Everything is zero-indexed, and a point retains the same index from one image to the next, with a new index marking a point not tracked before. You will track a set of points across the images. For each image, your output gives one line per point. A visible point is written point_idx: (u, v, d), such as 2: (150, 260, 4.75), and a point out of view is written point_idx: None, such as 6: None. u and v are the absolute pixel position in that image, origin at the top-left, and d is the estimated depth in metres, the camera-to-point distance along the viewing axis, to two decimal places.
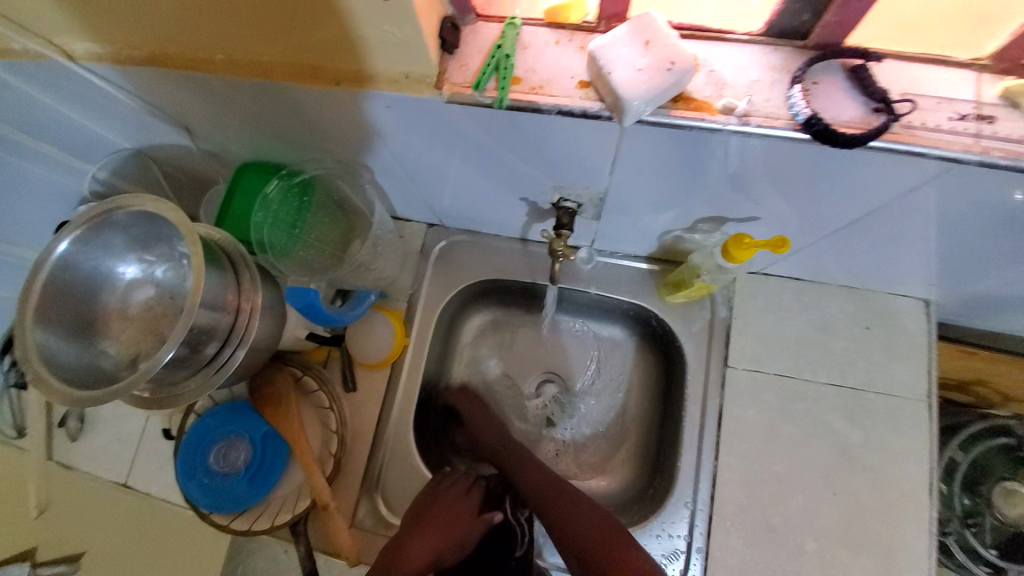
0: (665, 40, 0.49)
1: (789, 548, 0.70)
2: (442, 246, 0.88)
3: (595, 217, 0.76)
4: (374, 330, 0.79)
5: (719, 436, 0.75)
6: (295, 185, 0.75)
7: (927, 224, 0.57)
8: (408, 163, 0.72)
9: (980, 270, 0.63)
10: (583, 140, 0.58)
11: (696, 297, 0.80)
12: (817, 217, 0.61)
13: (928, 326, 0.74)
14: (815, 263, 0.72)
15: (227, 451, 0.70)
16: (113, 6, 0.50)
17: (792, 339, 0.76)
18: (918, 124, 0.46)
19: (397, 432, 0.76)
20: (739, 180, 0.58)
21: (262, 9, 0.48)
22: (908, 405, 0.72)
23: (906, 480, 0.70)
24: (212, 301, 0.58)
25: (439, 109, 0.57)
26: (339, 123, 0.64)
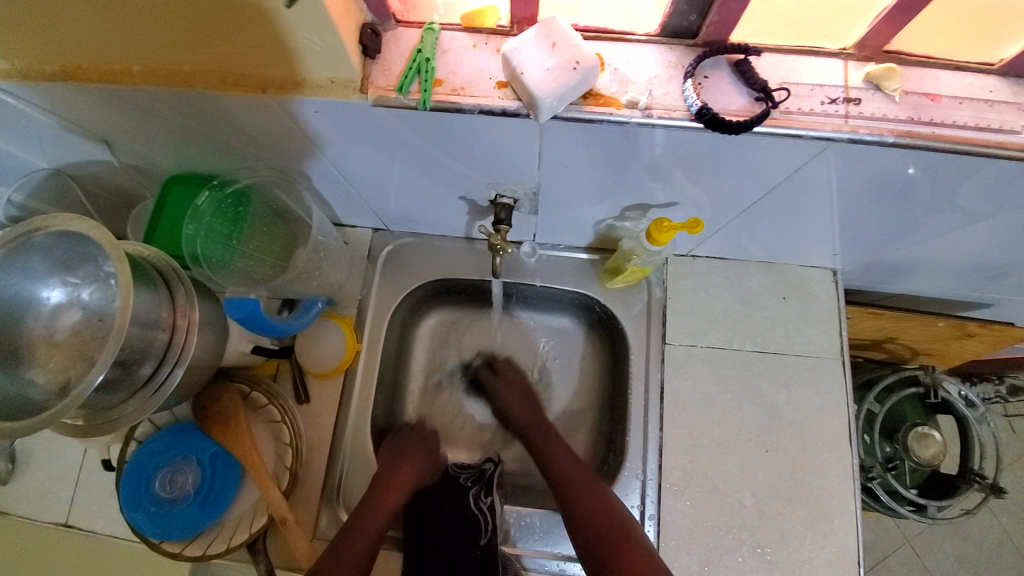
0: (567, 41, 0.42)
1: (729, 505, 0.72)
2: (389, 250, 0.86)
3: (533, 211, 0.70)
4: (324, 337, 0.79)
5: (662, 411, 0.77)
6: (228, 196, 0.67)
7: (827, 199, 0.58)
8: (336, 172, 0.66)
9: (873, 236, 0.68)
10: (505, 140, 0.51)
11: (633, 282, 0.81)
12: (728, 198, 0.60)
13: (836, 290, 0.79)
14: (735, 243, 0.74)
15: (174, 476, 0.72)
16: (13, 19, 0.45)
17: (720, 312, 0.80)
18: (795, 109, 0.44)
19: (354, 438, 0.78)
20: (649, 173, 0.56)
21: (157, 9, 0.42)
22: (824, 364, 0.76)
23: (831, 434, 0.74)
24: (148, 320, 0.60)
25: (342, 120, 0.51)
26: (249, 148, 0.61)
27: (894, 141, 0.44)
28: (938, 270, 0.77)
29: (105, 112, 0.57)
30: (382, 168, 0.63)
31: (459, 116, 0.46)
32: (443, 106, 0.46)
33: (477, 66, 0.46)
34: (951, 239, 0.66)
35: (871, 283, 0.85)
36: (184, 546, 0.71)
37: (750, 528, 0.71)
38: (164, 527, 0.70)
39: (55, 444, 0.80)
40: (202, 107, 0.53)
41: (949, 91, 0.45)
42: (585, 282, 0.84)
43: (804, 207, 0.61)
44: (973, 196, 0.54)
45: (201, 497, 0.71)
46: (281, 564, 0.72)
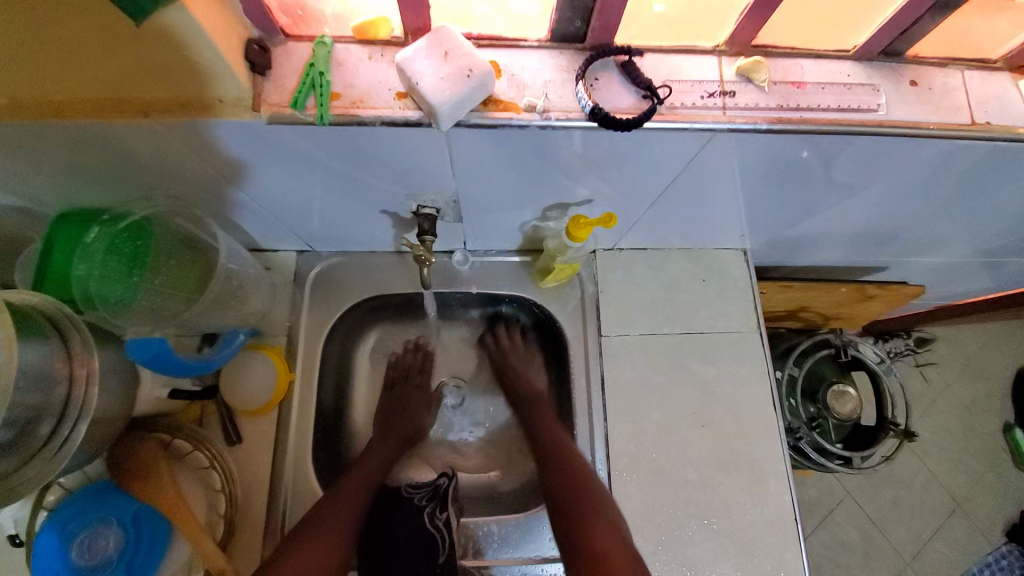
0: (459, 48, 0.42)
1: (674, 482, 0.76)
2: (317, 272, 0.83)
3: (457, 219, 0.70)
4: (251, 371, 0.74)
5: (604, 400, 0.79)
6: (123, 231, 0.62)
7: (725, 185, 0.62)
8: (246, 196, 0.64)
9: (773, 215, 0.74)
10: (413, 152, 0.51)
11: (564, 280, 0.84)
12: (638, 192, 0.63)
13: (747, 268, 0.86)
14: (654, 232, 0.78)
15: (92, 541, 0.65)
16: None
17: (649, 299, 0.84)
18: (678, 104, 0.47)
19: (295, 473, 0.74)
20: (560, 173, 0.58)
21: (10, 30, 0.39)
22: (746, 338, 0.82)
23: (759, 402, 0.79)
24: (39, 374, 0.54)
25: (240, 140, 0.49)
26: (146, 176, 0.58)
27: (768, 128, 0.48)
28: (836, 241, 0.85)
29: None
30: (295, 188, 0.61)
31: (361, 128, 0.46)
32: (343, 120, 0.45)
33: (374, 78, 0.46)
34: (839, 213, 0.73)
35: (781, 258, 0.92)
36: None
37: (695, 502, 0.75)
38: None
39: None
40: (84, 139, 0.49)
41: (813, 78, 0.50)
42: (520, 284, 0.85)
43: (706, 195, 0.65)
44: (850, 172, 0.59)
45: (126, 562, 0.65)
46: None
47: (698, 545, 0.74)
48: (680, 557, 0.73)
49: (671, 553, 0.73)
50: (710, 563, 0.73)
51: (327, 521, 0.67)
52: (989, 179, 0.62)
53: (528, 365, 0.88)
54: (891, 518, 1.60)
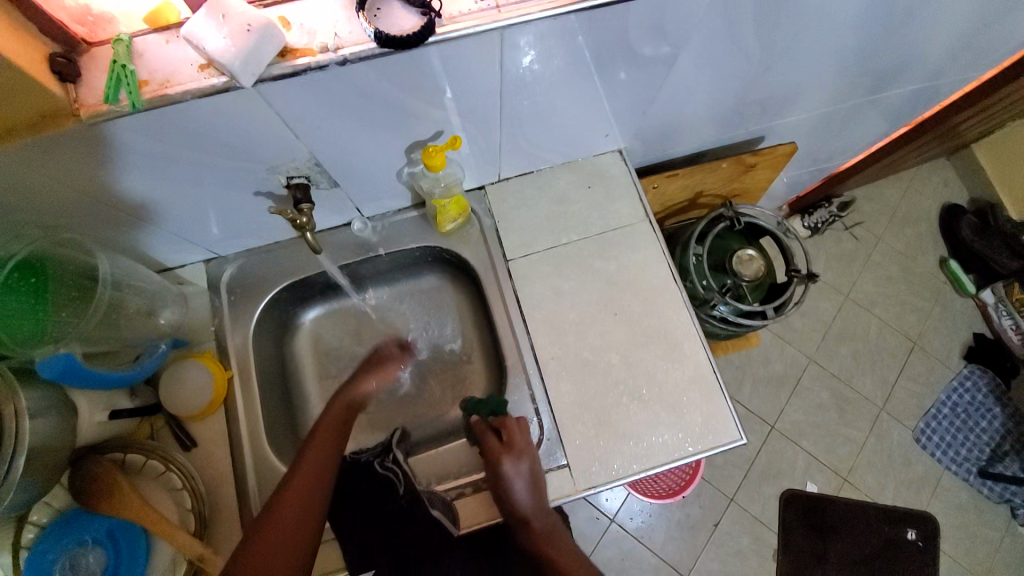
0: (234, 10, 0.47)
1: (601, 369, 0.82)
2: (231, 274, 0.87)
3: (333, 184, 0.75)
4: (186, 377, 0.78)
5: (523, 316, 0.86)
6: (15, 270, 0.63)
7: (552, 83, 0.68)
8: (126, 212, 0.67)
9: (622, 109, 0.80)
10: (240, 122, 0.55)
11: (462, 221, 0.89)
12: (477, 111, 0.68)
13: (626, 166, 0.92)
14: (525, 153, 0.84)
15: (75, 562, 0.69)
16: None
17: (543, 216, 0.89)
18: (455, 13, 0.53)
19: (257, 456, 0.79)
20: (395, 111, 0.63)
21: None
22: (637, 227, 0.88)
23: (660, 280, 0.86)
24: None
25: (83, 151, 0.54)
26: (17, 212, 0.61)
27: (542, 13, 0.54)
28: (699, 122, 0.92)
29: None
30: (167, 191, 0.66)
31: (178, 107, 0.50)
32: (157, 102, 0.49)
33: (174, 59, 0.50)
34: (678, 90, 0.79)
35: (660, 152, 0.98)
36: None
37: (623, 380, 0.82)
38: None
39: None
40: None
41: None
42: (424, 236, 0.91)
43: (545, 98, 0.71)
44: (654, 42, 0.65)
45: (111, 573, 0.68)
46: None
47: (635, 417, 0.80)
48: (619, 431, 0.79)
49: (612, 430, 0.80)
50: (649, 430, 0.80)
51: (294, 490, 0.69)
52: (783, 18, 0.69)
53: (510, 483, 0.75)
54: (857, 371, 1.71)
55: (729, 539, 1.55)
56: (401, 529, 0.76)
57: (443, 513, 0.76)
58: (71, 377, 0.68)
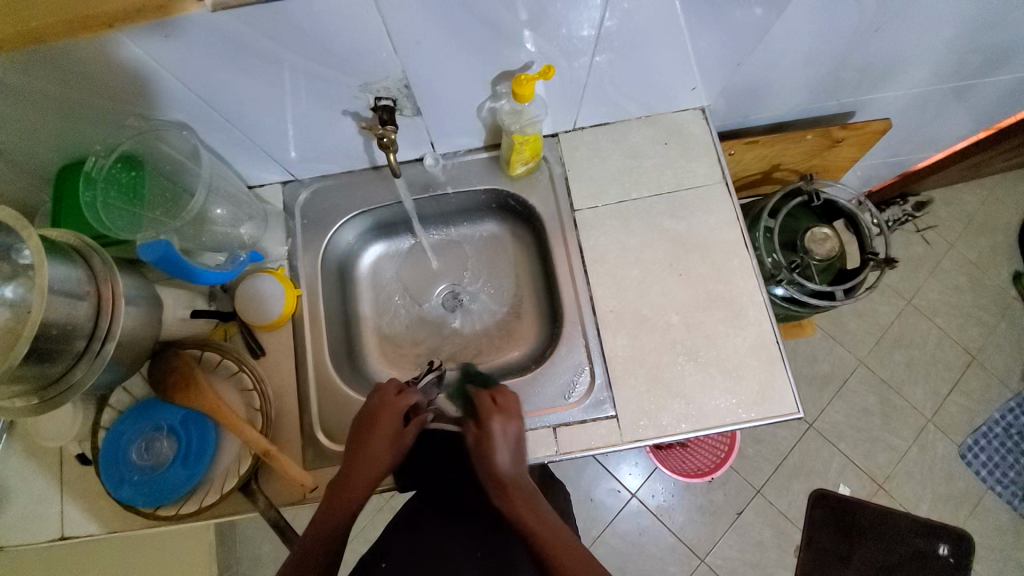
0: None
1: (660, 328, 0.81)
2: (305, 198, 0.90)
3: (416, 111, 0.75)
4: (259, 289, 0.82)
5: (585, 267, 0.85)
6: (117, 160, 0.67)
7: (653, 17, 0.65)
8: (222, 118, 0.70)
9: (716, 59, 0.77)
10: (348, 25, 0.56)
11: (533, 166, 0.88)
12: (572, 41, 0.67)
13: (707, 125, 0.89)
14: (606, 100, 0.82)
15: (150, 445, 0.75)
16: None
17: (615, 169, 0.88)
18: None
19: (318, 372, 0.83)
20: (493, 32, 0.62)
21: None
22: (712, 189, 0.86)
23: (730, 243, 0.83)
24: (71, 290, 0.61)
25: (201, 43, 0.56)
26: (127, 106, 0.64)
27: None
28: (790, 86, 0.87)
29: None
30: (263, 100, 0.67)
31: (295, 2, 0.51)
32: None
33: None
34: (778, 43, 0.75)
35: (741, 117, 0.95)
36: (181, 505, 0.74)
37: (681, 341, 0.80)
38: (154, 494, 0.73)
39: (26, 472, 0.83)
40: (64, 59, 0.55)
41: None
42: (492, 178, 0.91)
43: (639, 36, 0.69)
44: None
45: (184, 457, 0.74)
46: (283, 501, 0.77)
47: (690, 378, 0.79)
48: (673, 390, 0.78)
49: (666, 389, 0.79)
50: (703, 393, 0.78)
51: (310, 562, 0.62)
52: None
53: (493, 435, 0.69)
54: (907, 378, 1.64)
55: (751, 530, 1.54)
56: (446, 454, 0.84)
57: (487, 442, 0.80)
58: (168, 265, 0.71)
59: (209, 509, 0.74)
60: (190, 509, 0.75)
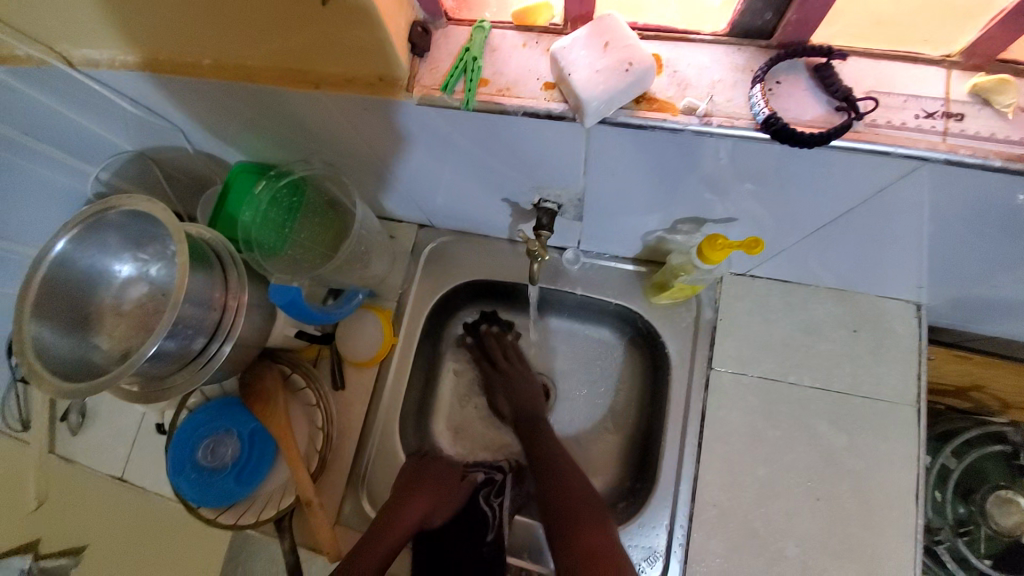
0: (621, 40, 0.39)
1: (768, 552, 0.67)
2: (432, 247, 0.87)
3: (577, 217, 0.67)
4: (363, 327, 0.81)
5: (702, 437, 0.72)
6: (284, 186, 0.71)
7: (917, 221, 0.50)
8: (384, 169, 0.67)
9: (966, 275, 0.60)
10: (550, 143, 0.48)
11: (680, 299, 0.76)
12: (793, 216, 0.54)
13: (917, 327, 0.71)
14: (801, 266, 0.68)
15: (216, 447, 0.76)
16: (111, 18, 0.49)
17: (779, 339, 0.73)
18: (882, 123, 0.41)
19: (383, 429, 0.79)
20: (705, 181, 0.51)
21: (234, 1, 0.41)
22: (895, 410, 0.69)
23: (894, 487, 0.67)
24: (203, 300, 0.63)
25: (393, 121, 0.52)
26: (309, 143, 0.64)
27: (1003, 166, 0.39)
28: None
29: (177, 100, 0.60)
30: (430, 170, 0.63)
31: (501, 117, 0.45)
32: (487, 105, 0.44)
33: (524, 66, 0.44)
34: None
35: (961, 323, 0.75)
36: (220, 512, 0.75)
37: None
38: (202, 494, 0.74)
39: (116, 405, 0.90)
40: (266, 100, 0.54)
41: None
42: (630, 294, 0.80)
43: (883, 230, 0.54)
44: None
45: (238, 470, 0.75)
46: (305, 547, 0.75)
47: None
48: None
49: None
50: None
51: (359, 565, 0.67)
52: None
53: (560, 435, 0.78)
54: None
55: None
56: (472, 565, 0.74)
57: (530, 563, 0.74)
58: (293, 308, 0.74)
59: (242, 530, 0.73)
60: (228, 521, 0.75)
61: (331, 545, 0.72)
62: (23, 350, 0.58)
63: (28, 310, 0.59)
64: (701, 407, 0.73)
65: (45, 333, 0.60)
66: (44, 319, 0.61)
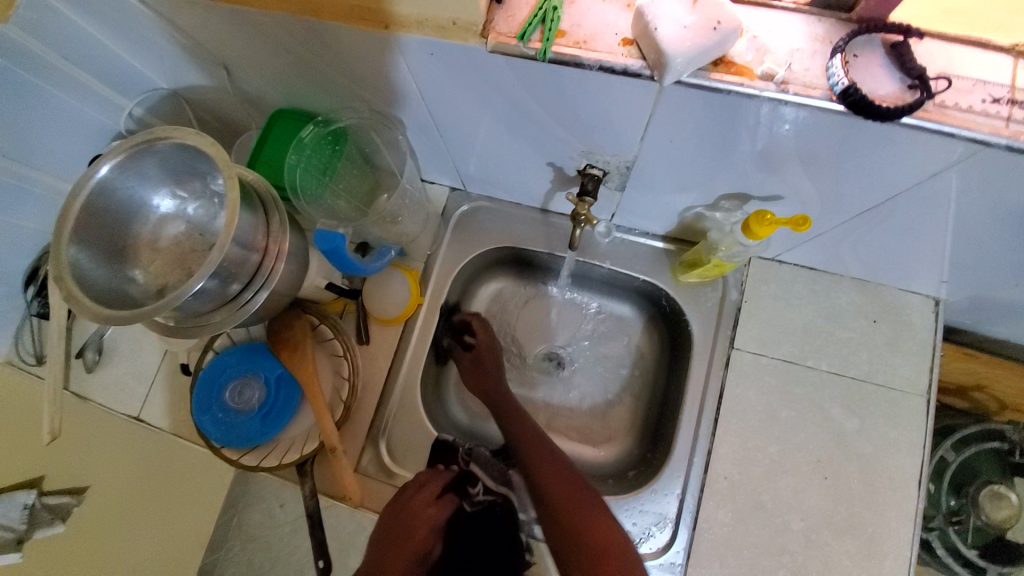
0: (710, 0, 0.40)
1: (774, 525, 0.69)
2: (463, 211, 0.87)
3: (619, 187, 0.68)
4: (391, 284, 0.82)
5: (717, 413, 0.74)
6: (329, 133, 0.71)
7: (960, 212, 0.52)
8: (429, 122, 0.67)
9: (993, 272, 0.62)
10: (617, 104, 0.49)
11: (707, 279, 0.78)
12: (838, 198, 0.56)
13: (935, 322, 0.73)
14: (831, 252, 0.69)
15: (242, 389, 0.77)
16: None
17: (800, 325, 0.75)
18: (951, 104, 0.41)
19: (406, 384, 0.81)
20: (760, 156, 0.52)
21: None
22: (906, 399, 0.71)
23: (898, 472, 0.70)
24: (245, 240, 0.63)
25: (456, 69, 0.52)
26: (359, 90, 0.63)
27: None
28: None
29: (232, 34, 0.60)
30: (480, 126, 0.63)
31: (576, 71, 0.45)
32: (563, 57, 0.44)
33: (603, 20, 0.45)
34: None
35: (976, 322, 0.78)
36: (243, 454, 0.76)
37: (792, 553, 0.68)
38: (227, 434, 0.75)
39: (136, 345, 0.90)
40: (327, 39, 0.54)
41: None
42: (657, 272, 0.81)
43: (925, 221, 0.55)
44: None
45: (263, 413, 0.76)
46: (327, 492, 0.77)
47: None
48: None
49: None
50: None
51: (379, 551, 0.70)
52: None
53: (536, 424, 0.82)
54: None
55: None
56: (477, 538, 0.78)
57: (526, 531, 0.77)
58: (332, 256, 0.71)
59: (265, 472, 0.75)
60: (251, 462, 0.77)
61: (353, 492, 0.74)
62: (61, 274, 0.58)
63: (66, 230, 0.58)
64: (719, 383, 0.75)
65: (82, 258, 0.60)
66: (81, 243, 0.60)
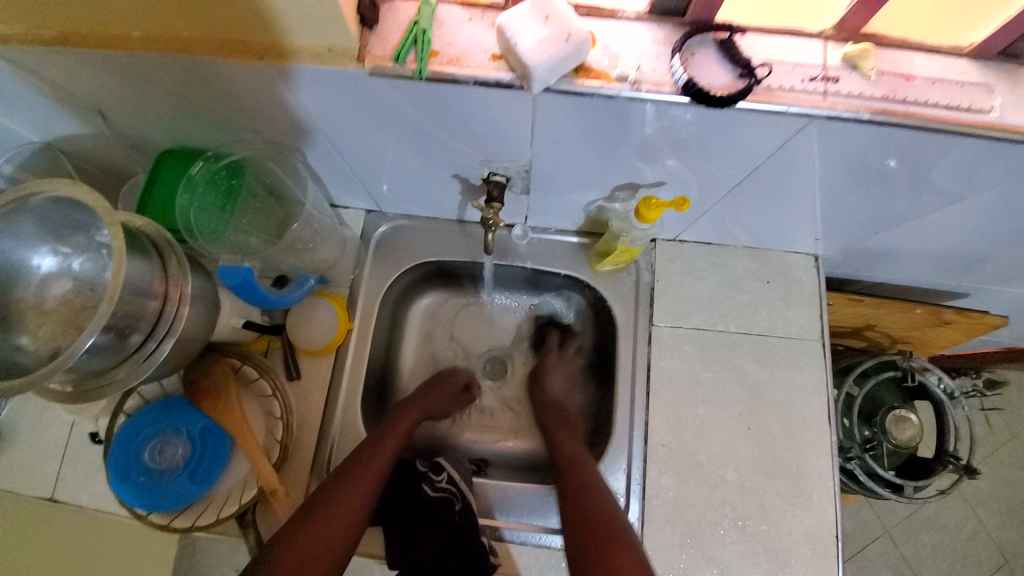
0: (558, 14, 0.44)
1: (712, 480, 0.75)
2: (383, 231, 0.87)
3: (525, 189, 0.72)
4: (317, 313, 0.80)
5: (648, 386, 0.79)
6: (223, 167, 0.69)
7: (810, 176, 0.60)
8: (330, 147, 0.67)
9: (851, 224, 0.71)
10: (499, 113, 0.52)
11: (621, 265, 0.83)
12: (712, 177, 0.62)
13: (818, 275, 0.82)
14: (720, 226, 0.77)
15: (164, 448, 0.72)
16: None
17: (707, 295, 0.82)
18: (777, 86, 0.48)
19: (345, 412, 0.79)
20: (638, 148, 0.57)
21: None
22: (805, 345, 0.80)
23: (808, 411, 0.78)
24: (143, 288, 0.60)
25: (340, 94, 0.53)
26: (250, 122, 0.63)
27: (871, 118, 0.48)
28: (919, 261, 0.80)
29: (101, 79, 0.57)
30: (380, 147, 0.65)
31: (454, 87, 0.48)
32: (439, 75, 0.47)
33: (471, 40, 0.48)
34: (925, 227, 0.69)
35: (851, 270, 0.89)
36: (173, 517, 0.71)
37: (731, 502, 0.74)
38: (152, 499, 0.70)
39: (38, 421, 0.82)
40: (205, 75, 0.53)
41: (922, 71, 0.49)
42: (576, 264, 0.86)
43: (787, 187, 0.63)
44: (950, 180, 0.57)
45: (191, 469, 0.72)
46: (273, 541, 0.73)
47: (730, 547, 0.73)
48: (708, 553, 0.72)
49: (701, 549, 0.73)
50: (740, 566, 0.72)
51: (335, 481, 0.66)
52: None
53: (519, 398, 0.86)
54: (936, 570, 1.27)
55: None
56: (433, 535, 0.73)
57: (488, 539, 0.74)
58: (245, 290, 0.71)
59: (201, 530, 0.71)
60: (184, 524, 0.72)
61: None
62: None
63: None
64: (646, 359, 0.80)
65: None
66: None
